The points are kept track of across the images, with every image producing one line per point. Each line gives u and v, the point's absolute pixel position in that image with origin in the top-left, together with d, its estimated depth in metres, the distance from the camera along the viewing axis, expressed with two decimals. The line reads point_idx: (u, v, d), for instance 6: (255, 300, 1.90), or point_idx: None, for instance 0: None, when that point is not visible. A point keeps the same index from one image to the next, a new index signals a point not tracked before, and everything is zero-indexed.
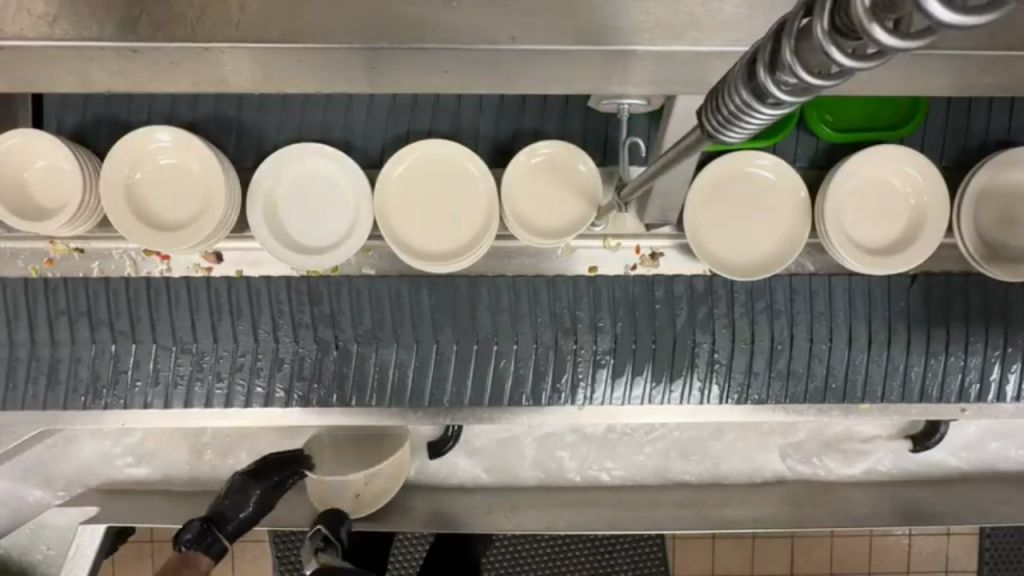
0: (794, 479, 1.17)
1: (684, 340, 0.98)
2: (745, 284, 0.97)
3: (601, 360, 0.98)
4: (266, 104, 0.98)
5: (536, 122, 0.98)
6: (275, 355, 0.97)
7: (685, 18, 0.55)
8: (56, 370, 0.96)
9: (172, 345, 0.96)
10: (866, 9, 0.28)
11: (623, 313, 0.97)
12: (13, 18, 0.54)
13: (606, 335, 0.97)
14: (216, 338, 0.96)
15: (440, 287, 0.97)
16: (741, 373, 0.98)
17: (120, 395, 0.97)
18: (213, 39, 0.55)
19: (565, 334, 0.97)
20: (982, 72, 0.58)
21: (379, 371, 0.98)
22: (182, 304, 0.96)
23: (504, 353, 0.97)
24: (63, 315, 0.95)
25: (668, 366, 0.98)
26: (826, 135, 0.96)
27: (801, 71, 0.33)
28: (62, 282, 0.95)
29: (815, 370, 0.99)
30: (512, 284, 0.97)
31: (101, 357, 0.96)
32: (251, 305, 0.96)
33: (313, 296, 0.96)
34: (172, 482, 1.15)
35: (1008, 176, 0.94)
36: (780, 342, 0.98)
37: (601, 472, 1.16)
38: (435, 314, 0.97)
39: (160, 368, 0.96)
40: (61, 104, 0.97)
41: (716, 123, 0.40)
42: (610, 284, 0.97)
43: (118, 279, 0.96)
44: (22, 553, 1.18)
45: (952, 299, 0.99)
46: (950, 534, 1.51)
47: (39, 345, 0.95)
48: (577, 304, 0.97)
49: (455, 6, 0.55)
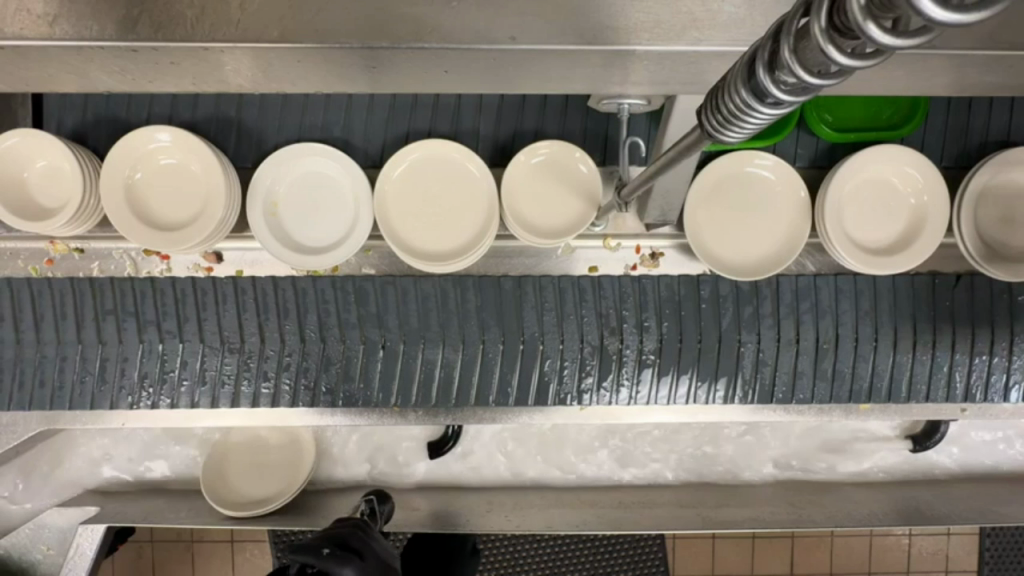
0: (795, 479, 1.17)
1: (730, 339, 0.97)
2: (791, 284, 0.98)
3: (646, 360, 0.97)
4: (266, 104, 0.98)
5: (535, 122, 0.98)
6: (321, 355, 0.96)
7: (686, 18, 0.55)
8: (105, 370, 0.96)
9: (219, 345, 0.95)
10: (862, 8, 0.28)
11: (669, 313, 0.97)
12: (12, 19, 0.53)
13: (651, 334, 0.97)
14: (262, 338, 0.96)
15: (486, 287, 0.96)
16: (788, 372, 0.98)
17: (166, 395, 0.96)
18: (213, 39, 0.54)
19: (611, 334, 0.96)
20: (980, 72, 0.58)
21: (425, 371, 0.97)
22: (229, 304, 0.95)
23: (549, 353, 0.97)
24: (110, 315, 0.95)
25: (714, 367, 0.98)
26: (827, 135, 0.96)
27: (800, 70, 0.33)
28: (107, 281, 0.95)
29: (860, 369, 0.99)
30: (557, 284, 0.97)
31: (149, 356, 0.95)
32: (297, 305, 0.96)
33: (359, 297, 0.97)
34: (172, 481, 1.16)
35: (1009, 177, 0.93)
36: (825, 341, 0.98)
37: (601, 471, 1.17)
38: (480, 313, 0.96)
39: (208, 368, 0.96)
40: (61, 104, 0.97)
41: (716, 123, 0.40)
42: (656, 284, 0.97)
43: (164, 279, 0.95)
44: (21, 555, 1.13)
45: (958, 298, 0.99)
46: (950, 534, 1.51)
47: (85, 345, 0.95)
48: (623, 303, 0.97)
49: (456, 6, 0.55)
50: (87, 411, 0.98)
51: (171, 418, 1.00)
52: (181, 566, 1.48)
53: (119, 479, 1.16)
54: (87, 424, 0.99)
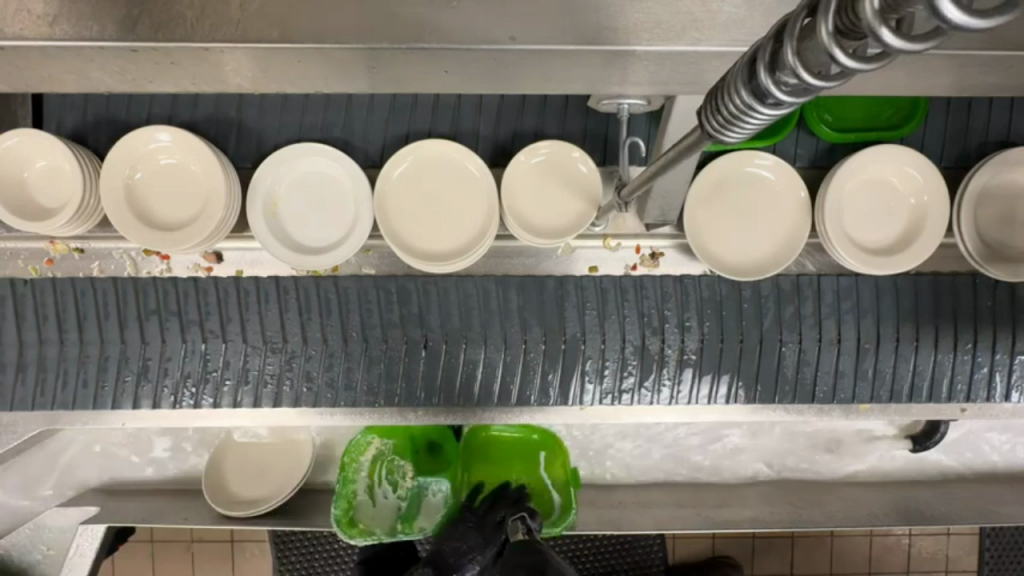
0: (796, 479, 1.17)
1: (772, 339, 0.97)
2: (832, 284, 0.98)
3: (686, 360, 0.97)
4: (266, 105, 0.98)
5: (535, 122, 0.98)
6: (363, 354, 0.96)
7: (685, 18, 0.55)
8: (148, 369, 0.96)
9: (261, 345, 0.96)
10: (873, 10, 0.28)
11: (711, 313, 0.97)
12: (12, 18, 0.53)
13: (693, 334, 0.97)
14: (306, 339, 0.96)
15: (528, 287, 0.97)
16: (830, 372, 0.98)
17: (210, 393, 0.96)
18: (213, 40, 0.54)
19: (653, 334, 0.97)
20: (979, 71, 0.57)
21: (467, 370, 0.97)
22: (271, 304, 0.96)
23: (590, 353, 0.97)
24: (154, 316, 0.95)
25: (755, 366, 0.98)
26: (826, 134, 0.96)
27: (802, 72, 0.33)
28: (151, 283, 0.95)
29: (899, 368, 0.99)
30: (600, 284, 0.97)
31: (191, 356, 0.96)
32: (340, 305, 0.96)
33: (401, 297, 0.96)
34: (172, 481, 1.16)
35: (1009, 176, 0.93)
36: (867, 342, 0.98)
37: (602, 471, 1.17)
38: (523, 313, 0.97)
39: (250, 366, 0.96)
40: (61, 104, 0.97)
41: (716, 124, 0.40)
42: (697, 284, 0.97)
43: (208, 279, 0.96)
44: (21, 554, 1.13)
45: (964, 297, 0.99)
46: (950, 534, 1.51)
47: (129, 344, 0.95)
48: (664, 303, 0.97)
49: (455, 6, 0.55)
50: (88, 411, 0.98)
51: (174, 417, 1.00)
52: (180, 566, 1.48)
53: (118, 479, 1.16)
54: (87, 424, 1.00)
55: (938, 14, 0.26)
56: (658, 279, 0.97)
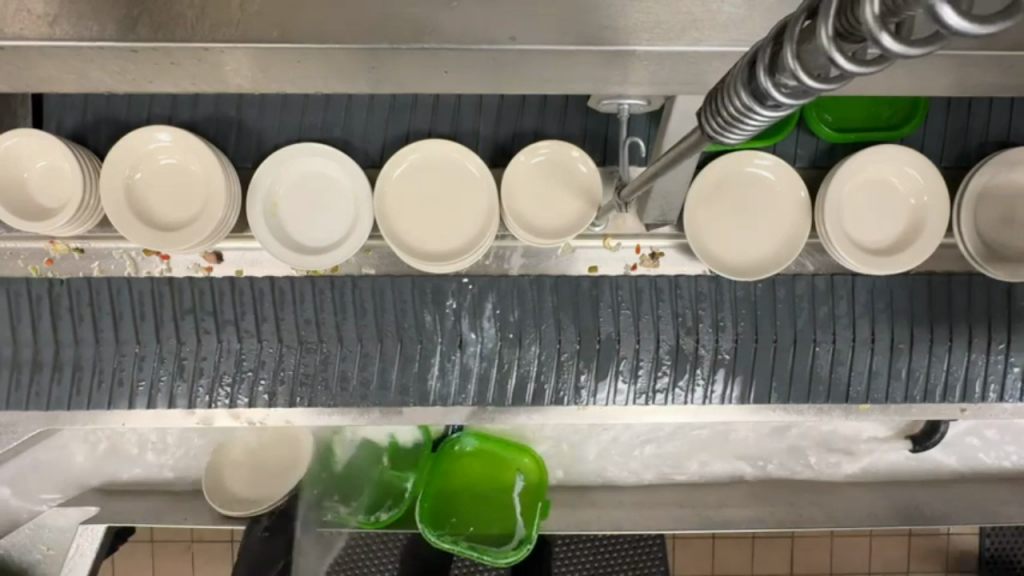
0: (796, 479, 1.17)
1: (806, 339, 0.98)
2: (867, 283, 0.98)
3: (720, 360, 0.98)
4: (266, 105, 0.98)
5: (535, 122, 0.98)
6: (399, 354, 0.97)
7: (685, 18, 0.55)
8: (183, 369, 0.97)
9: (297, 345, 0.97)
10: (873, 16, 0.28)
11: (745, 313, 0.98)
12: (12, 18, 0.53)
13: (727, 334, 0.98)
14: (342, 339, 0.97)
15: (564, 286, 0.97)
16: (864, 372, 0.99)
17: (245, 391, 0.98)
18: (213, 39, 0.54)
19: (687, 334, 0.98)
20: (978, 71, 0.57)
21: (503, 369, 0.98)
22: (307, 304, 0.97)
23: (625, 353, 0.98)
24: (190, 315, 0.96)
25: (788, 367, 0.99)
26: (826, 135, 0.97)
27: (801, 75, 0.33)
28: (186, 283, 0.96)
29: (934, 368, 1.00)
30: (634, 284, 0.98)
31: (226, 355, 0.97)
32: (376, 306, 0.97)
33: (437, 296, 0.97)
34: (171, 481, 1.16)
35: (1010, 176, 0.93)
36: (900, 342, 0.99)
37: (602, 471, 1.17)
38: (558, 313, 0.97)
39: (285, 366, 0.97)
40: (61, 104, 0.97)
41: (716, 125, 0.40)
42: (732, 284, 0.98)
43: (242, 279, 0.96)
44: (20, 553, 1.13)
45: (966, 297, 0.99)
46: (950, 534, 1.51)
47: (165, 343, 0.96)
48: (698, 303, 0.98)
49: (454, 6, 0.55)
50: (87, 410, 0.99)
51: (175, 417, 1.00)
52: (180, 566, 1.48)
53: (117, 479, 1.15)
54: (86, 424, 1.00)
55: (938, 20, 0.26)
56: (693, 278, 0.98)
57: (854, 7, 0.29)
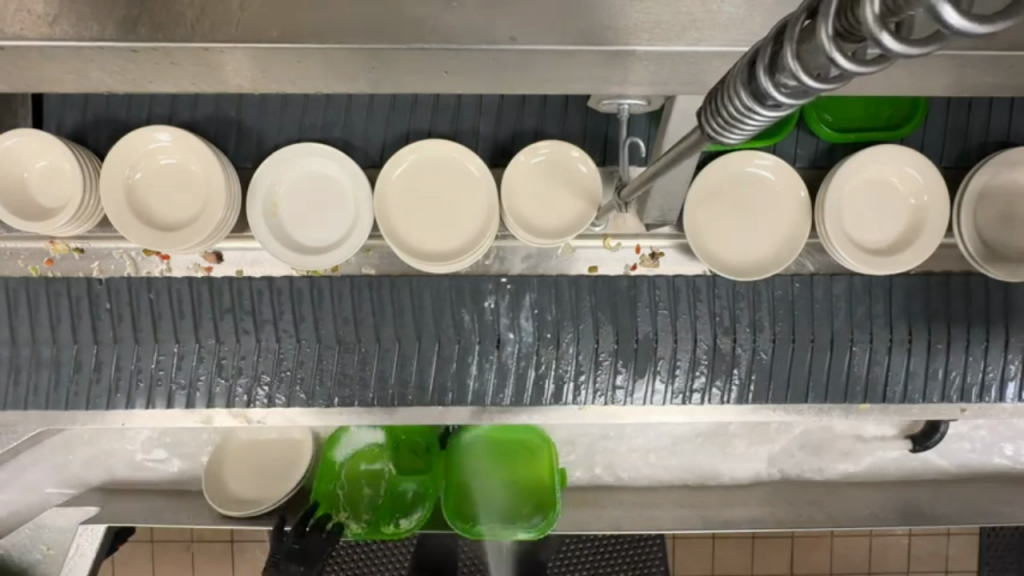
0: (797, 481, 1.17)
1: (843, 339, 0.98)
2: (905, 284, 0.99)
3: (758, 360, 0.98)
4: (266, 105, 0.98)
5: (535, 122, 0.98)
6: (437, 354, 0.97)
7: (685, 18, 0.55)
8: (222, 368, 0.97)
9: (336, 345, 0.97)
10: (873, 15, 0.28)
11: (783, 313, 0.98)
12: (12, 18, 0.53)
13: (765, 334, 0.98)
14: (379, 339, 0.97)
15: (602, 287, 0.97)
16: (901, 372, 0.99)
17: (283, 391, 0.98)
18: (213, 40, 0.54)
19: (724, 334, 0.98)
20: (976, 71, 0.58)
21: (540, 369, 0.98)
22: (346, 304, 0.97)
23: (663, 353, 0.98)
24: (229, 314, 0.96)
25: (826, 367, 0.99)
26: (826, 135, 0.97)
27: (801, 75, 0.33)
28: (226, 283, 0.96)
29: (971, 368, 1.00)
30: (672, 284, 0.98)
31: (265, 354, 0.97)
32: (413, 306, 0.97)
33: (474, 296, 0.97)
34: (171, 481, 1.16)
35: (1010, 176, 0.93)
36: (938, 343, 0.99)
37: (603, 472, 1.17)
38: (596, 313, 0.97)
39: (324, 367, 0.97)
40: (62, 104, 0.97)
41: (716, 125, 0.40)
42: (771, 284, 0.98)
43: (281, 279, 0.96)
44: (20, 553, 1.11)
45: (968, 297, 0.99)
46: (949, 534, 1.52)
47: (204, 343, 0.96)
48: (736, 304, 0.98)
49: (454, 6, 0.55)
50: (89, 410, 0.98)
51: (177, 417, 1.00)
52: (181, 566, 1.48)
53: (117, 479, 1.15)
54: (86, 424, 1.00)
55: (938, 19, 0.26)
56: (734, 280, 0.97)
57: (854, 7, 0.29)
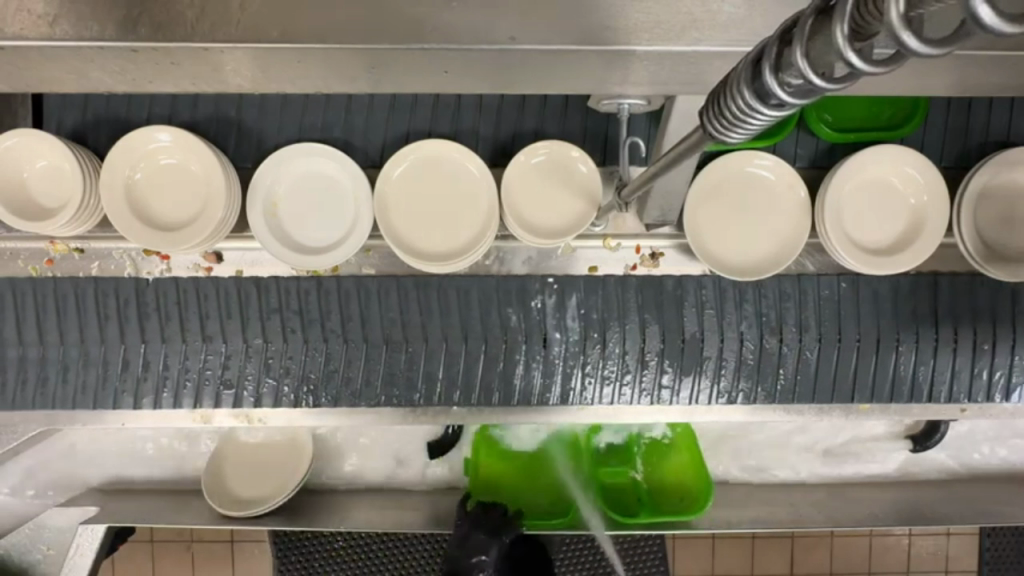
0: (798, 483, 1.17)
1: (889, 341, 0.98)
2: (948, 284, 0.99)
3: (805, 360, 0.98)
4: (266, 105, 0.98)
5: (535, 122, 0.98)
6: (483, 353, 0.97)
7: (685, 18, 0.55)
8: (269, 367, 0.97)
9: (382, 344, 0.97)
10: (899, 14, 0.27)
11: (829, 313, 0.98)
12: (12, 18, 0.53)
13: (811, 334, 0.98)
14: (427, 338, 0.97)
15: (648, 287, 0.98)
16: (947, 373, 1.00)
17: (329, 392, 0.98)
18: (213, 40, 0.54)
19: (771, 334, 0.98)
20: (974, 71, 0.57)
21: (586, 369, 0.98)
22: (393, 304, 0.97)
23: (710, 353, 0.98)
24: (276, 314, 0.97)
25: (871, 368, 0.99)
26: (826, 135, 0.97)
27: (808, 73, 0.33)
28: (274, 282, 0.96)
29: (1016, 368, 1.00)
30: (718, 283, 0.98)
31: (314, 355, 0.97)
32: (459, 306, 0.97)
33: (522, 296, 0.97)
34: (171, 481, 1.16)
35: (1010, 176, 0.93)
36: (983, 343, 0.99)
37: None
38: (642, 313, 0.97)
39: (372, 367, 0.97)
40: (62, 103, 0.97)
41: (719, 125, 0.40)
42: (817, 284, 0.98)
43: (329, 279, 0.97)
44: (22, 553, 1.11)
45: (972, 298, 0.99)
46: (950, 534, 1.52)
47: (251, 343, 0.96)
48: (783, 303, 0.98)
49: (455, 6, 0.55)
50: (93, 410, 0.98)
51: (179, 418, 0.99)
52: (181, 566, 1.48)
53: (117, 479, 1.15)
54: (87, 424, 0.99)
55: (973, 19, 0.25)
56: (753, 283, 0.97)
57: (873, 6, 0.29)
